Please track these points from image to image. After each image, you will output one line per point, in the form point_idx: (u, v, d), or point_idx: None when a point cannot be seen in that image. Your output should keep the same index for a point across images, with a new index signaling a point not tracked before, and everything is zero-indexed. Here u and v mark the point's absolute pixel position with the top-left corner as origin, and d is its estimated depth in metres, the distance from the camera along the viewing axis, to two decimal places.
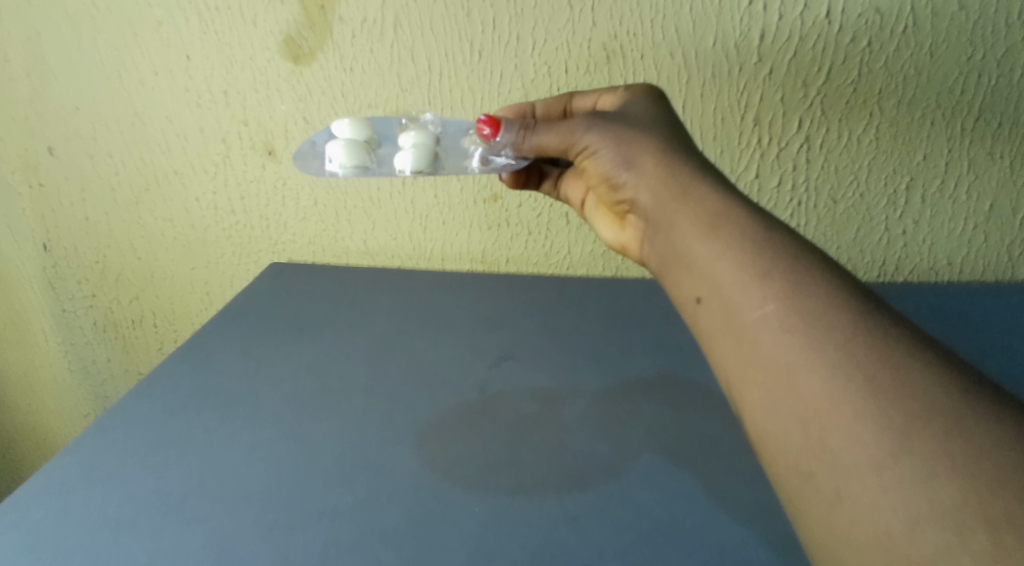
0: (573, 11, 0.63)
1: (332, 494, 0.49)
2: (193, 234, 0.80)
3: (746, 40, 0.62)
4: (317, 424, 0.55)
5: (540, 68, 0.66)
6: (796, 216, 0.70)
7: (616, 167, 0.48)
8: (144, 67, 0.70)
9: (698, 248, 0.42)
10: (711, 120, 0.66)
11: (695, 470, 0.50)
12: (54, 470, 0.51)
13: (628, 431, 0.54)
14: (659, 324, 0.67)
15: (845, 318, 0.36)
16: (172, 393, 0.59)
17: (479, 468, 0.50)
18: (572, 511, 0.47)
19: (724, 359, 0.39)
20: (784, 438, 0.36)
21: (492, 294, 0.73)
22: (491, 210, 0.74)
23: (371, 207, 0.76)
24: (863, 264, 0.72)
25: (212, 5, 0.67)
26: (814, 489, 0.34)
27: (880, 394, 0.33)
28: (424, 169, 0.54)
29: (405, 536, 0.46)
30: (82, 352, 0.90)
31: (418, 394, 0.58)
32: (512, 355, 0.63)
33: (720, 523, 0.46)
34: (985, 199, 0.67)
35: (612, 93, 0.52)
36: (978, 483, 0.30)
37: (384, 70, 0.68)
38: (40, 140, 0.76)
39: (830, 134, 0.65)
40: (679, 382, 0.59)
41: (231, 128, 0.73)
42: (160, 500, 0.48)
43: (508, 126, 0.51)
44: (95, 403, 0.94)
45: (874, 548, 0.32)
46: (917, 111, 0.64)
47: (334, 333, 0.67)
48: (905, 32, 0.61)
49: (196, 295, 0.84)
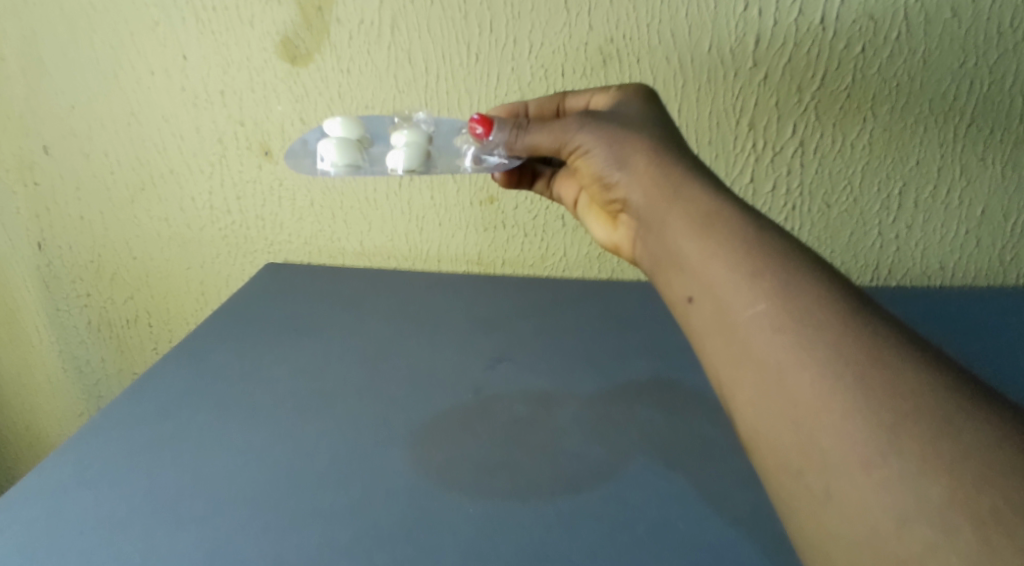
0: (570, 15, 0.64)
1: (325, 494, 0.49)
2: (189, 234, 0.80)
3: (741, 45, 0.63)
4: (311, 425, 0.55)
5: (536, 71, 0.66)
6: (789, 219, 0.70)
7: (608, 167, 0.48)
8: (141, 66, 0.71)
9: (689, 247, 0.42)
10: (706, 124, 0.66)
11: (688, 471, 0.50)
12: (46, 468, 0.51)
13: (621, 432, 0.54)
14: (654, 327, 0.67)
15: (835, 318, 0.36)
16: (166, 392, 0.59)
17: (472, 468, 0.50)
18: (564, 512, 0.47)
19: (714, 358, 0.39)
20: (774, 436, 0.36)
21: (487, 296, 0.73)
22: (487, 211, 0.74)
23: (368, 208, 0.76)
24: (856, 267, 0.72)
25: (210, 6, 0.67)
26: (804, 488, 0.34)
27: (870, 393, 0.33)
28: (417, 167, 0.54)
29: (398, 537, 0.46)
30: (76, 351, 0.90)
31: (412, 396, 0.58)
32: (506, 357, 0.63)
33: (712, 525, 0.46)
34: (978, 204, 0.67)
35: (605, 93, 0.52)
36: (966, 482, 0.30)
37: (381, 71, 0.68)
38: (37, 139, 0.76)
39: (824, 138, 0.66)
40: (674, 384, 0.59)
41: (228, 129, 0.73)
42: (153, 499, 0.48)
43: (501, 126, 0.51)
44: (89, 403, 0.94)
45: (862, 546, 0.32)
46: (910, 116, 0.64)
47: (329, 333, 0.67)
48: (898, 38, 0.61)
49: (191, 295, 0.84)
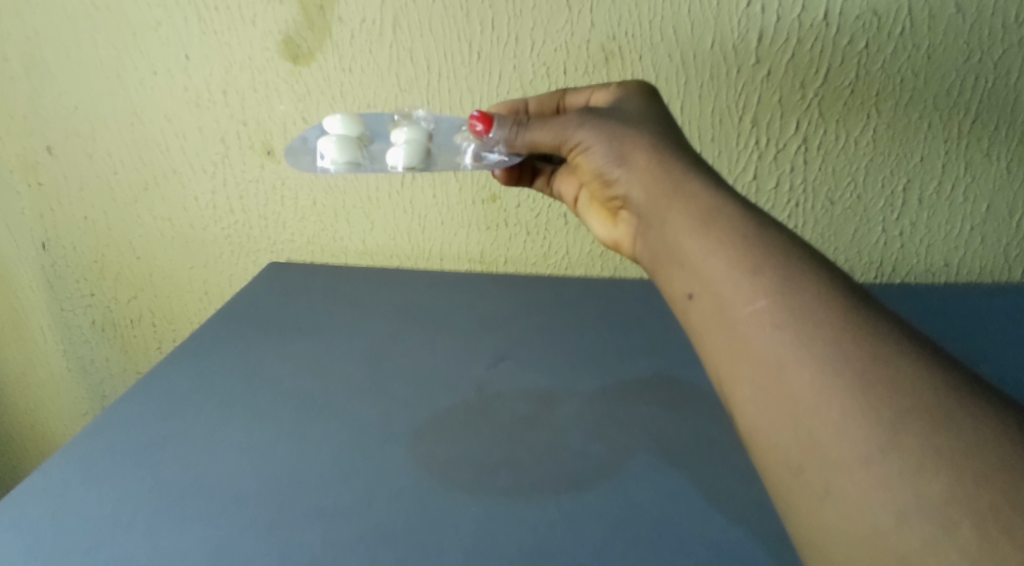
0: (572, 12, 0.63)
1: (330, 492, 0.49)
2: (192, 234, 0.80)
3: (744, 41, 0.62)
4: (314, 425, 0.55)
5: (539, 68, 0.66)
6: (793, 216, 0.69)
7: (609, 163, 0.47)
8: (144, 66, 0.71)
9: (689, 243, 0.42)
10: (709, 120, 0.66)
11: (692, 469, 0.50)
12: (52, 468, 0.51)
13: (623, 430, 0.54)
14: (656, 325, 0.67)
15: (835, 315, 0.36)
16: (171, 392, 0.59)
17: (476, 467, 0.50)
18: (569, 510, 0.47)
19: (715, 355, 0.39)
20: (774, 433, 0.35)
21: (490, 295, 0.73)
22: (490, 210, 0.74)
23: (370, 206, 0.76)
24: (861, 265, 0.72)
25: (212, 6, 0.67)
26: (804, 485, 0.34)
27: (869, 389, 0.33)
28: (416, 165, 0.54)
29: (402, 536, 0.46)
30: (81, 350, 0.91)
31: (415, 395, 0.58)
32: (509, 355, 0.63)
33: (717, 523, 0.46)
34: (982, 200, 0.67)
35: (605, 90, 0.52)
36: (965, 477, 0.30)
37: (383, 70, 0.68)
38: (40, 139, 0.76)
39: (827, 135, 0.65)
40: (677, 382, 0.59)
41: (231, 128, 0.73)
42: (161, 497, 0.49)
43: (501, 123, 0.51)
44: (94, 403, 0.94)
45: (863, 543, 0.31)
46: (914, 113, 0.64)
47: (333, 332, 0.67)
48: (902, 34, 0.61)
49: (194, 295, 0.84)
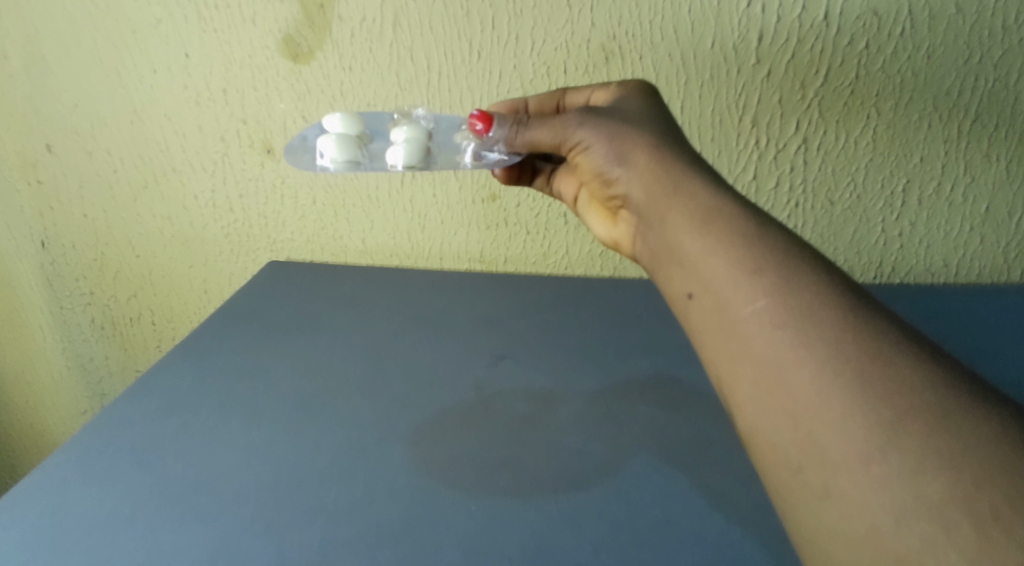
0: (572, 11, 0.63)
1: (330, 491, 0.49)
2: (192, 233, 0.80)
3: (745, 41, 0.62)
4: (314, 423, 0.55)
5: (539, 68, 0.66)
6: (793, 217, 0.69)
7: (608, 163, 0.47)
8: (143, 64, 0.71)
9: (690, 243, 0.42)
10: (710, 120, 0.66)
11: (691, 469, 0.50)
12: (52, 466, 0.51)
13: (622, 430, 0.54)
14: (655, 325, 0.67)
15: (835, 316, 0.36)
16: (170, 390, 0.59)
17: (476, 466, 0.50)
18: (569, 509, 0.47)
19: (714, 355, 0.39)
20: (774, 433, 0.35)
21: (490, 294, 0.73)
22: (489, 209, 0.74)
23: (370, 206, 0.76)
24: (860, 265, 0.72)
25: (212, 4, 0.67)
26: (803, 484, 0.34)
27: (869, 390, 0.33)
28: (415, 164, 0.54)
29: (401, 533, 0.46)
30: (80, 349, 0.90)
31: (415, 394, 0.58)
32: (509, 355, 0.63)
33: (716, 523, 0.46)
34: (982, 200, 0.67)
35: (605, 89, 0.52)
36: (964, 477, 0.30)
37: (383, 69, 0.68)
38: (40, 137, 0.76)
39: (828, 135, 0.65)
40: (676, 382, 0.59)
41: (230, 127, 0.73)
42: (161, 494, 0.49)
43: (501, 122, 0.51)
44: (93, 401, 0.95)
45: (862, 543, 0.31)
46: (914, 113, 0.64)
47: (332, 331, 0.67)
48: (902, 34, 0.61)
49: (193, 294, 0.84)
